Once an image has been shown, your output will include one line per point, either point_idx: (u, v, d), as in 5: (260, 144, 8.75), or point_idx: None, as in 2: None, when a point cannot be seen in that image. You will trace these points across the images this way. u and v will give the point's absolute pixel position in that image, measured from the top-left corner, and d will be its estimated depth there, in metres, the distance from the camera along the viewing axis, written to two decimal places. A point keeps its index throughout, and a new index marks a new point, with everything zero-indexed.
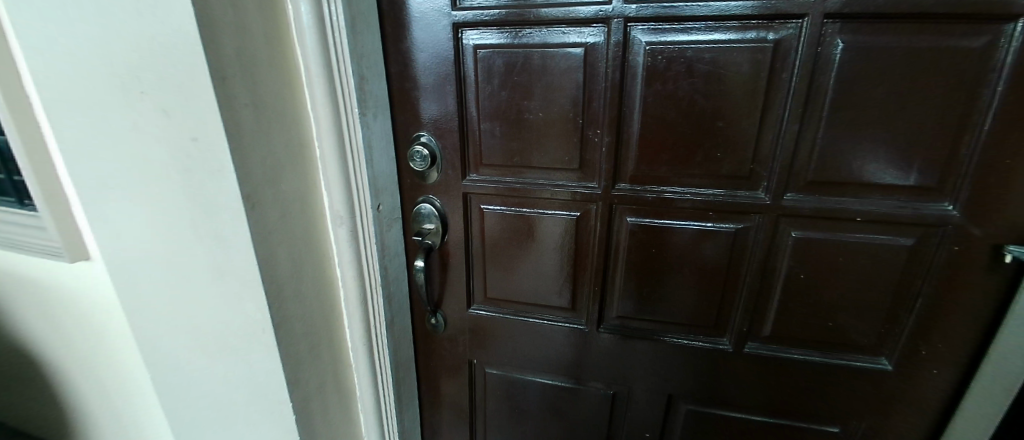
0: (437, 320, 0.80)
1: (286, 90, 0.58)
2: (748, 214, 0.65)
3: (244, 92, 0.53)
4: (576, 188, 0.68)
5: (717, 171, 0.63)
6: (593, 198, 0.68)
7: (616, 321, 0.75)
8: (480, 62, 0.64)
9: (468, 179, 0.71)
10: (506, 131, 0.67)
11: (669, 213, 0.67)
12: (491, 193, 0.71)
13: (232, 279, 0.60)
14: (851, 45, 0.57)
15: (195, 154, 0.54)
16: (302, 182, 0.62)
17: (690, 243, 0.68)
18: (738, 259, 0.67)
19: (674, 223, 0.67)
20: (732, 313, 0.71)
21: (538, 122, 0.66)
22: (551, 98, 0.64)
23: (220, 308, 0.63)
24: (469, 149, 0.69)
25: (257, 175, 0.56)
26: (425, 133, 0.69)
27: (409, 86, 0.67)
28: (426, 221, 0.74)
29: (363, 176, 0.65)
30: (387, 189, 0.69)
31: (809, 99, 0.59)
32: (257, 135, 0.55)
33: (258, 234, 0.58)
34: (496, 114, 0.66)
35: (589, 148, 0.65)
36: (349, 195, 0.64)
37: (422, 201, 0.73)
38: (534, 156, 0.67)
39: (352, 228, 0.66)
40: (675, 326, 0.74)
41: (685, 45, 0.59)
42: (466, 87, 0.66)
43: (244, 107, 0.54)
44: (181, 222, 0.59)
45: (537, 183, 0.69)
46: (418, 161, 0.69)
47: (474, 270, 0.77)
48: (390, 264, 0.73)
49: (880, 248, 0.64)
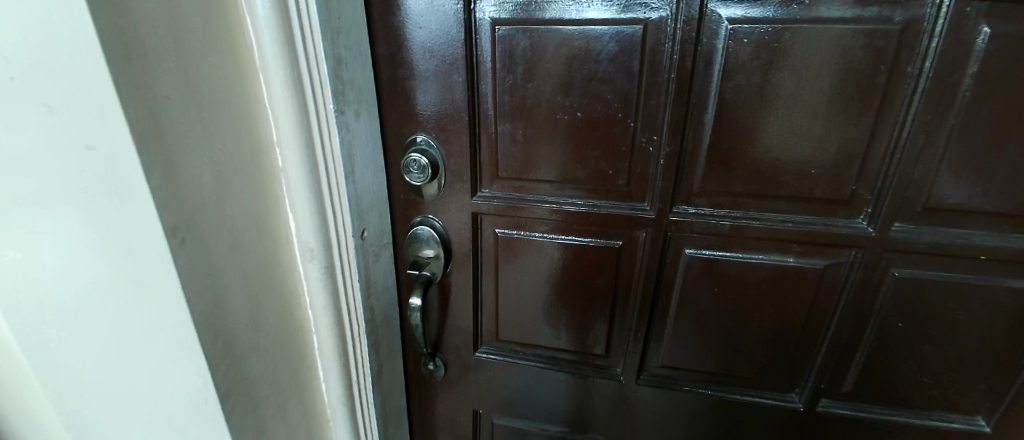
0: (436, 365, 0.64)
1: (229, 78, 0.43)
2: (843, 248, 0.50)
3: (163, 81, 0.37)
4: (619, 210, 0.52)
5: (808, 194, 0.49)
6: (642, 223, 0.52)
7: (659, 371, 0.61)
8: (499, 42, 0.47)
9: (478, 196, 0.54)
10: (531, 135, 0.50)
11: (739, 244, 0.52)
12: (509, 214, 0.55)
13: (159, 337, 0.44)
14: (1008, 31, 0.41)
15: (96, 168, 0.38)
16: (252, 200, 0.47)
17: (765, 282, 0.53)
18: (821, 302, 0.53)
19: (745, 256, 0.52)
20: (807, 365, 0.57)
21: (574, 125, 0.49)
22: (593, 93, 0.47)
23: (153, 370, 0.47)
24: (482, 158, 0.53)
25: (187, 198, 0.40)
26: (423, 134, 0.52)
27: (402, 73, 0.50)
28: (424, 246, 0.57)
29: (342, 195, 0.47)
30: (374, 209, 0.52)
31: (940, 103, 0.44)
32: (182, 140, 0.39)
33: (190, 279, 0.42)
34: (518, 113, 0.50)
35: (640, 160, 0.49)
36: (322, 220, 0.47)
37: (418, 222, 0.56)
38: (567, 169, 0.51)
39: (327, 263, 0.48)
40: (732, 379, 0.60)
41: (783, 24, 0.43)
42: (479, 77, 0.49)
43: (164, 104, 0.37)
44: (87, 261, 0.42)
45: (570, 202, 0.53)
46: (414, 173, 0.52)
47: (483, 307, 0.61)
48: (378, 304, 0.56)
49: (1001, 293, 0.50)
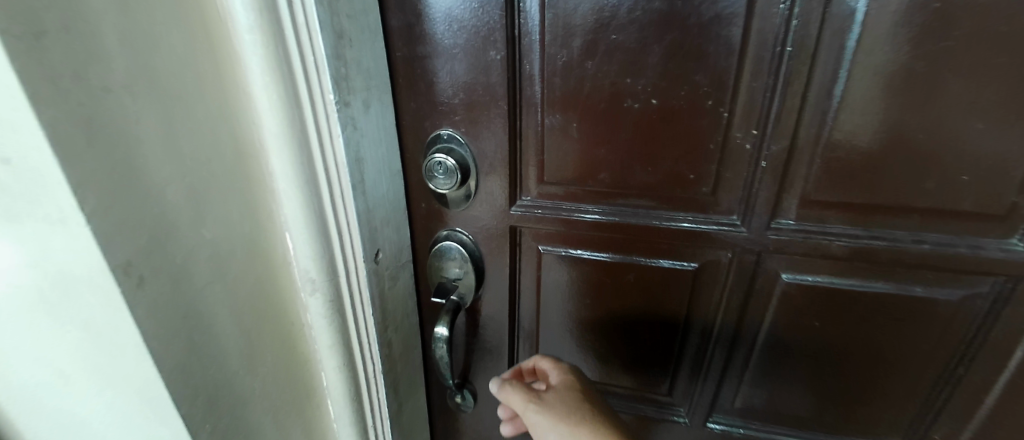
0: (465, 398, 0.53)
1: (191, 61, 0.33)
2: (991, 275, 0.39)
3: (95, 66, 0.27)
4: (699, 224, 0.41)
5: (957, 206, 0.37)
6: (728, 240, 0.41)
7: (732, 411, 0.51)
8: (548, 6, 0.36)
9: (518, 205, 0.44)
10: (588, 129, 0.39)
11: (852, 267, 0.41)
12: (556, 227, 0.44)
13: (123, 395, 0.35)
14: None
15: (16, 187, 0.28)
16: (234, 216, 0.37)
17: (879, 314, 0.42)
18: (951, 340, 0.42)
19: (857, 282, 0.41)
20: (920, 411, 0.46)
21: (645, 116, 0.38)
22: (674, 74, 0.36)
23: (122, 428, 0.37)
24: (524, 157, 0.42)
25: (142, 223, 0.30)
26: (447, 128, 0.41)
27: (421, 50, 0.38)
28: (450, 265, 0.46)
29: (349, 211, 0.36)
30: (390, 223, 0.42)
31: None
32: (130, 146, 0.29)
33: (153, 329, 0.32)
34: (571, 101, 0.38)
35: (730, 160, 0.38)
36: (325, 244, 0.36)
37: (444, 236, 0.45)
38: (632, 173, 0.40)
39: (332, 296, 0.38)
40: (822, 423, 0.49)
41: None
42: (523, 54, 0.38)
43: (101, 98, 0.27)
44: (23, 303, 0.32)
45: (636, 214, 0.42)
46: (439, 178, 0.41)
47: (520, 335, 0.51)
48: (398, 337, 0.45)
49: None
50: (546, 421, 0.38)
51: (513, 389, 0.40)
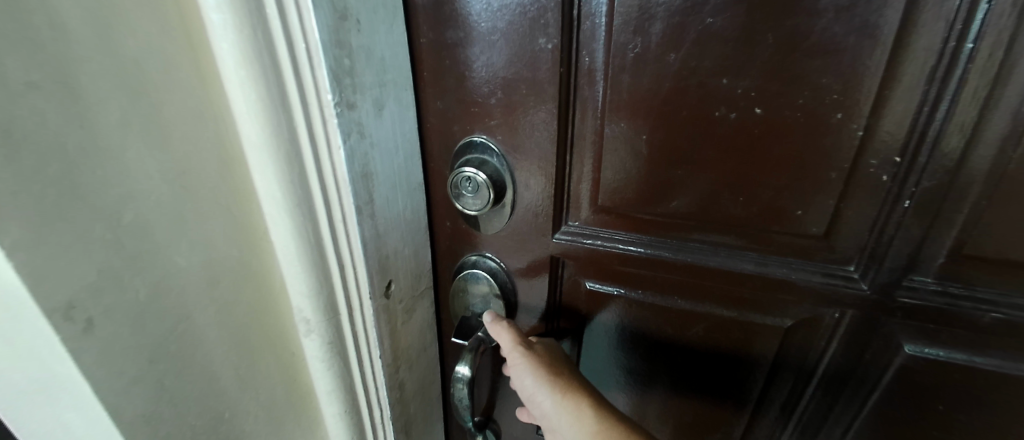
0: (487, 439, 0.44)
1: (157, 45, 0.25)
2: None
3: (14, 54, 0.20)
4: (798, 273, 0.32)
5: None
6: (836, 294, 0.32)
7: None
8: None
9: (563, 232, 0.35)
10: (661, 144, 0.30)
11: (1008, 346, 0.30)
12: (609, 262, 0.35)
13: None
14: None
15: None
16: (218, 236, 0.30)
17: None
18: None
19: (1011, 366, 0.31)
20: None
21: (742, 130, 0.28)
22: (793, 76, 0.26)
23: None
24: (573, 173, 0.33)
25: (90, 251, 0.24)
26: (481, 135, 0.33)
27: (451, 34, 0.30)
28: (476, 295, 0.38)
29: (352, 239, 0.29)
30: (406, 247, 0.34)
31: None
32: (70, 157, 0.22)
33: (107, 378, 0.26)
34: (642, 107, 0.29)
35: (855, 193, 0.29)
36: (324, 278, 0.29)
37: (471, 263, 0.38)
38: (715, 202, 0.31)
39: (332, 337, 0.31)
40: None
41: None
42: (582, 43, 0.29)
43: (22, 97, 0.20)
44: None
45: (715, 257, 0.33)
46: (468, 198, 0.33)
47: None
48: (411, 376, 0.38)
49: None
50: (526, 369, 0.34)
51: (501, 327, 0.35)
